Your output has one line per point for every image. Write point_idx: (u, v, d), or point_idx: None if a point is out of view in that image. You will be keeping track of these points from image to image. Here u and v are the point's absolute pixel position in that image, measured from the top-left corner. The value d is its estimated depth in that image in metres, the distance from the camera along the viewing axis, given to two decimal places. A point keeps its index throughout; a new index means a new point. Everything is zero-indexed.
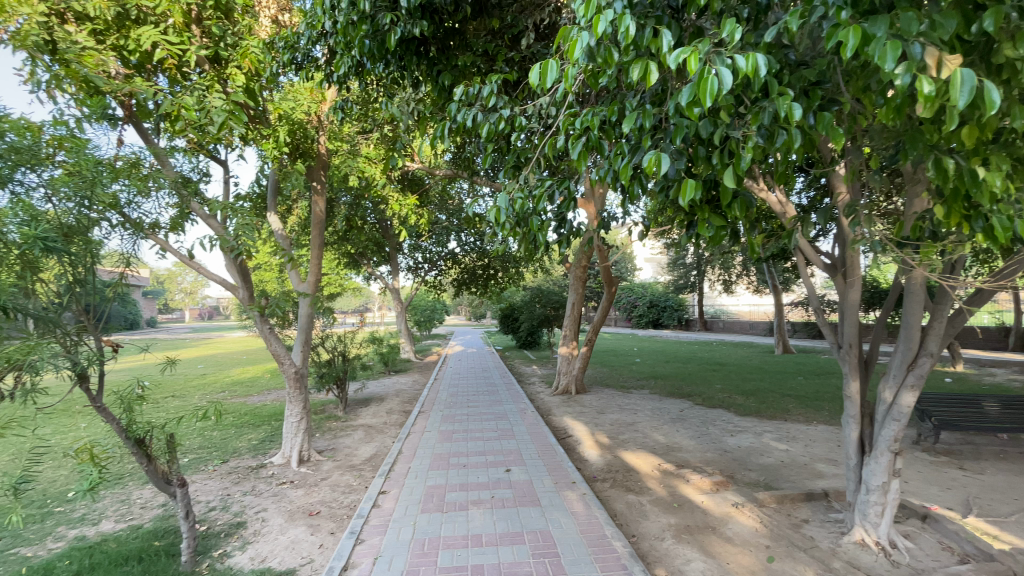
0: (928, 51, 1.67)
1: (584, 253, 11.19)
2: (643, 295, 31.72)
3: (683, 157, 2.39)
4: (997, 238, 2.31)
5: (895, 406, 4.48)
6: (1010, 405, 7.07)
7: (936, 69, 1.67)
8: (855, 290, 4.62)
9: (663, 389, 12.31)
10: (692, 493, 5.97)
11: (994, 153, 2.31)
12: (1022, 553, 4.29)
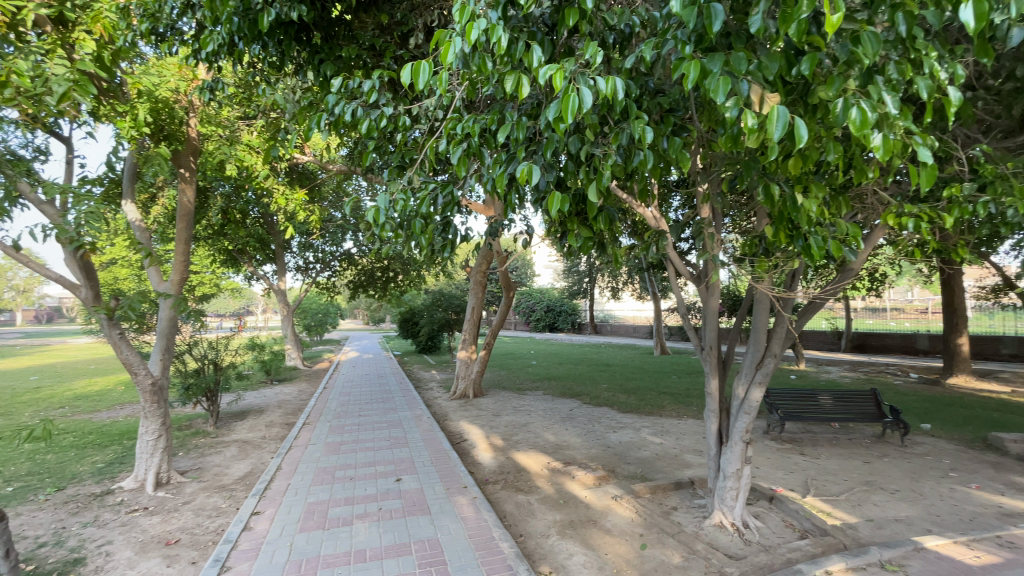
0: (752, 88, 1.90)
1: (484, 257, 11.21)
2: (540, 300, 32.77)
3: (555, 170, 2.49)
4: (813, 256, 2.69)
5: (746, 401, 5.07)
6: (840, 398, 8.23)
7: (760, 105, 1.89)
8: (715, 298, 5.11)
9: (556, 390, 12.79)
10: (577, 489, 6.24)
11: (813, 183, 2.68)
12: (845, 525, 5.06)
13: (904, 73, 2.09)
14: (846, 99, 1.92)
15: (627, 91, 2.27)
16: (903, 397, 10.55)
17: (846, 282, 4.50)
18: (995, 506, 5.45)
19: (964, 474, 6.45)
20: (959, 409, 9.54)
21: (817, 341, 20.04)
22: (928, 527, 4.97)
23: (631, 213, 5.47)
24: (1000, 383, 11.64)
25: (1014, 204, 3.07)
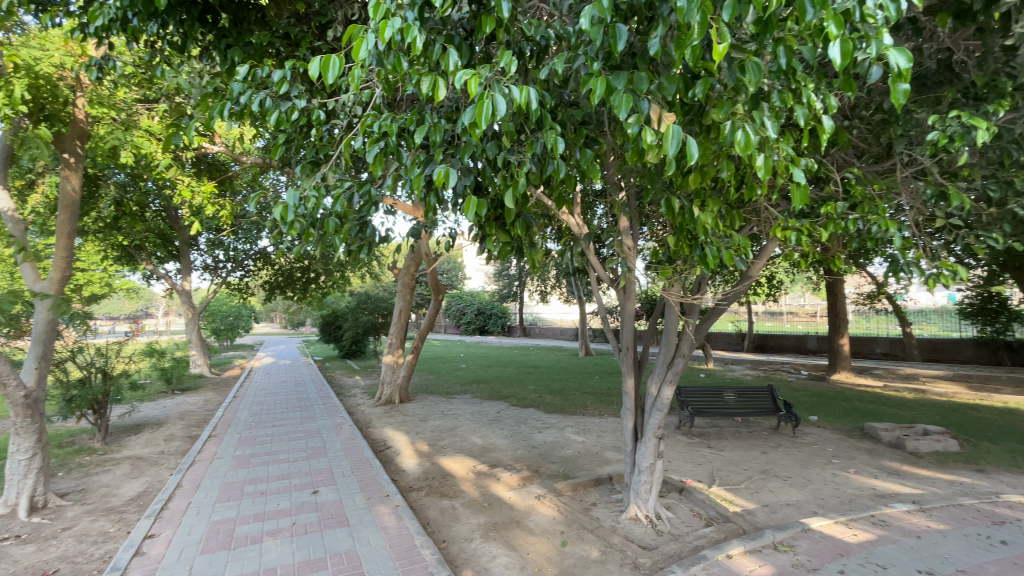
0: (652, 106, 2.03)
1: (412, 258, 10.97)
2: (470, 303, 32.63)
3: (472, 174, 2.52)
4: (708, 264, 2.93)
5: (659, 398, 5.37)
6: (742, 394, 8.97)
7: (658, 123, 2.03)
8: (632, 301, 5.28)
9: (484, 393, 12.80)
10: (501, 491, 6.27)
11: (709, 198, 2.92)
12: (745, 511, 5.51)
13: (785, 102, 2.32)
14: (733, 123, 2.11)
15: (541, 101, 2.35)
16: (795, 393, 11.70)
17: (745, 287, 4.91)
18: (867, 487, 6.18)
19: (844, 460, 7.25)
20: (841, 402, 10.73)
21: (724, 341, 21.69)
22: (814, 510, 5.53)
23: (556, 219, 5.63)
24: (873, 379, 13.25)
25: (876, 221, 3.51)
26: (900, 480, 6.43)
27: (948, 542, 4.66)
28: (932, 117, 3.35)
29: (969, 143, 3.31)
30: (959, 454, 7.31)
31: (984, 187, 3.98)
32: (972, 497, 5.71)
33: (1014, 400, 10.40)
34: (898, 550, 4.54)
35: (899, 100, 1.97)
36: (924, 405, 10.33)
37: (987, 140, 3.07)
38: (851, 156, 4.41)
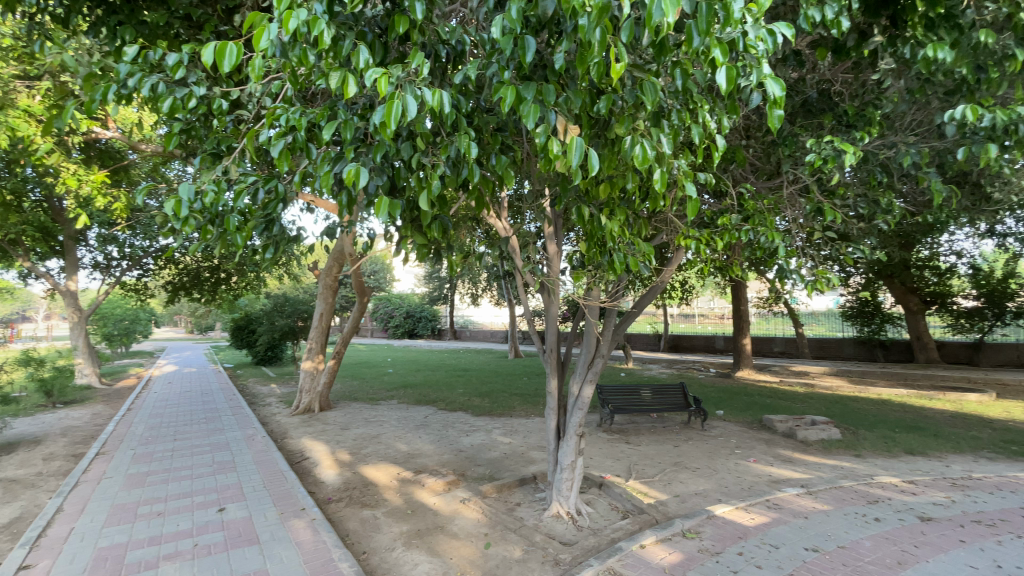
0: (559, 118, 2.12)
1: (335, 259, 10.50)
2: (399, 305, 31.81)
3: (385, 174, 2.49)
4: (615, 269, 3.11)
5: (580, 398, 5.56)
6: (657, 391, 9.51)
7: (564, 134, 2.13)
8: (556, 305, 5.31)
9: (410, 398, 12.55)
10: (426, 497, 6.18)
11: (618, 207, 3.08)
12: (658, 502, 5.84)
13: (682, 120, 2.52)
14: (634, 138, 2.25)
15: (454, 105, 2.38)
16: (705, 389, 12.59)
17: (657, 291, 5.24)
18: (765, 474, 6.78)
19: (746, 450, 7.91)
20: (744, 397, 11.70)
21: (644, 342, 22.86)
22: (719, 497, 5.98)
23: (482, 222, 5.68)
24: (772, 375, 14.58)
25: (764, 232, 3.91)
26: (792, 466, 7.12)
27: (830, 520, 5.22)
28: (810, 141, 3.77)
29: (840, 165, 3.76)
30: (841, 441, 8.23)
31: (856, 205, 4.51)
32: (850, 479, 6.45)
33: (884, 392, 11.88)
34: (789, 531, 5.01)
35: (775, 124, 2.20)
36: (814, 398, 11.53)
37: (852, 164, 3.51)
38: (748, 172, 4.83)
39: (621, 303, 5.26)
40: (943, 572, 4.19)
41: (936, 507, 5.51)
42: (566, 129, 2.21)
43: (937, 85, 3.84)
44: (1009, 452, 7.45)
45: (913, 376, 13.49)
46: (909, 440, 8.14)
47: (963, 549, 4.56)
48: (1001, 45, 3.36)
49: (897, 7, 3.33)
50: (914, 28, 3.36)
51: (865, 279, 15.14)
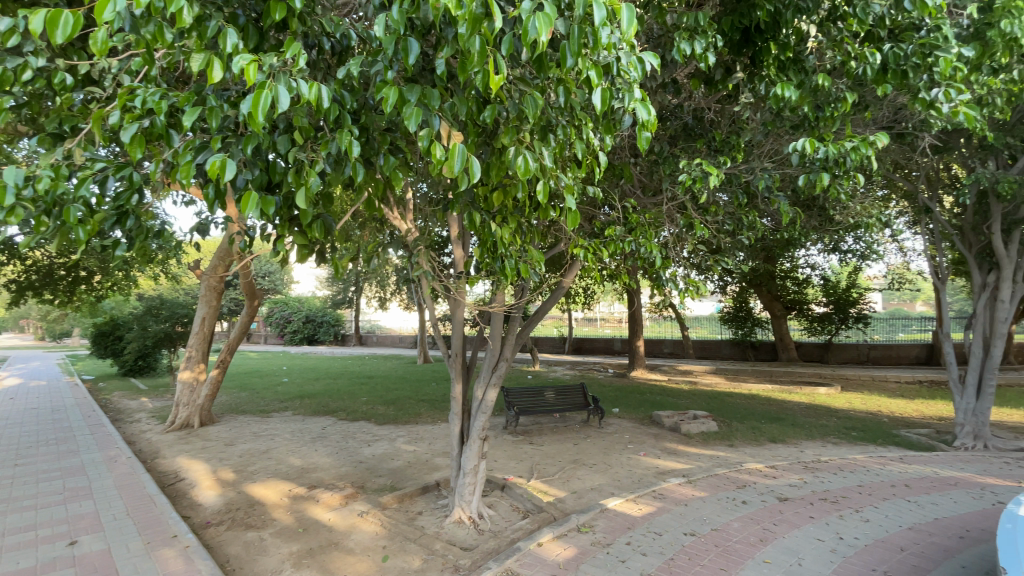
0: (440, 124, 2.17)
1: (220, 259, 9.53)
2: (298, 309, 29.70)
3: (258, 168, 2.36)
4: (506, 276, 3.22)
5: (483, 401, 5.59)
6: (560, 392, 9.85)
7: (447, 138, 2.16)
8: (461, 309, 5.36)
9: (308, 409, 11.78)
10: (320, 513, 5.81)
11: (507, 217, 3.21)
12: (557, 500, 6.04)
13: (568, 135, 2.67)
14: (517, 149, 2.34)
15: (336, 102, 2.34)
16: (604, 389, 13.31)
17: (558, 295, 5.52)
18: (653, 467, 7.31)
19: (638, 445, 8.47)
20: (639, 395, 12.54)
21: (550, 345, 23.58)
22: (612, 491, 6.32)
23: (386, 224, 5.57)
24: (663, 374, 15.77)
25: (644, 243, 4.28)
26: (677, 458, 7.75)
27: (707, 506, 5.75)
28: (683, 162, 4.19)
29: (707, 185, 4.21)
30: (718, 432, 9.12)
31: (724, 222, 5.07)
32: (724, 467, 7.17)
33: (754, 387, 13.37)
34: (672, 518, 5.44)
35: (645, 145, 2.41)
36: (697, 394, 12.65)
37: (716, 184, 3.96)
38: (636, 188, 5.22)
39: (524, 306, 5.48)
40: (794, 545, 4.79)
41: (791, 488, 6.32)
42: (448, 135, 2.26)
43: (786, 120, 4.44)
44: (847, 437, 8.76)
45: (777, 374, 15.33)
46: (772, 429, 9.24)
47: (810, 523, 5.27)
48: (833, 91, 3.97)
49: (757, 48, 3.87)
50: (769, 68, 3.87)
51: (741, 287, 16.94)
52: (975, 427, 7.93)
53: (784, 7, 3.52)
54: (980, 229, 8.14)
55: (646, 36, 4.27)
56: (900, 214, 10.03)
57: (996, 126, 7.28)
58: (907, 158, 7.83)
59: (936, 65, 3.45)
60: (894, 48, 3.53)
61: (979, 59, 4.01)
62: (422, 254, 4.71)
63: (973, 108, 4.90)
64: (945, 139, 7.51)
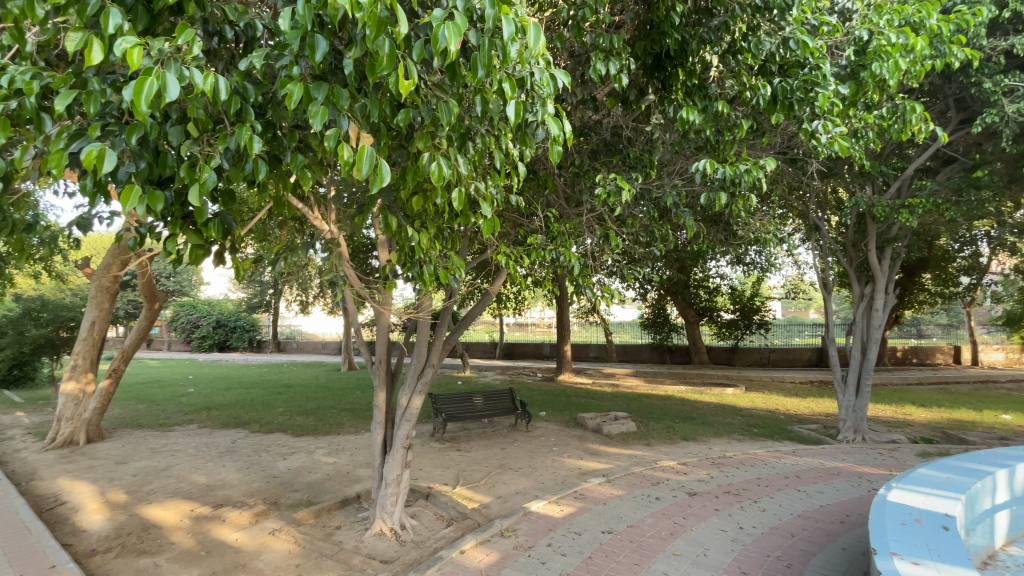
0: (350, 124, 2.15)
1: (114, 257, 8.56)
2: (208, 313, 27.33)
3: (145, 160, 2.20)
4: (424, 281, 3.20)
5: (408, 409, 5.47)
6: (489, 397, 9.82)
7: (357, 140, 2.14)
8: (386, 316, 5.25)
9: (216, 421, 10.87)
10: (225, 533, 5.37)
11: (425, 223, 3.22)
12: (482, 506, 6.03)
13: (486, 144, 2.72)
14: (432, 155, 2.35)
15: (237, 94, 2.26)
16: (531, 393, 13.50)
17: (485, 303, 5.56)
18: (576, 468, 7.52)
19: (562, 447, 8.67)
20: (565, 398, 12.84)
21: (480, 350, 23.51)
22: (536, 494, 6.42)
23: (307, 225, 5.31)
24: (588, 378, 16.28)
25: (563, 251, 4.42)
26: (598, 459, 8.03)
27: (623, 504, 6.00)
28: (599, 176, 4.42)
29: (621, 199, 4.45)
30: (637, 432, 9.56)
31: (638, 234, 5.34)
32: (641, 466, 7.54)
33: (671, 389, 14.18)
34: (591, 517, 5.63)
35: (558, 157, 2.57)
36: (618, 396, 13.18)
37: (628, 199, 4.21)
38: (560, 198, 5.36)
39: (452, 313, 5.47)
40: (701, 536, 5.13)
41: (700, 483, 6.76)
42: (358, 136, 2.23)
43: (692, 141, 4.82)
44: (749, 434, 9.53)
45: (691, 376, 16.36)
46: (685, 428, 9.85)
47: (715, 515, 5.66)
48: (732, 117, 4.36)
49: (667, 73, 4.19)
50: (677, 92, 4.18)
51: (659, 295, 17.93)
52: (855, 422, 8.95)
53: (691, 38, 3.88)
54: (859, 246, 9.18)
55: (568, 53, 4.43)
56: (795, 231, 11.11)
57: (871, 156, 8.30)
58: (800, 182, 8.72)
59: (816, 100, 3.90)
60: (783, 82, 3.94)
61: (854, 96, 4.56)
62: (347, 260, 4.58)
63: (850, 139, 5.56)
64: (831, 166, 8.45)
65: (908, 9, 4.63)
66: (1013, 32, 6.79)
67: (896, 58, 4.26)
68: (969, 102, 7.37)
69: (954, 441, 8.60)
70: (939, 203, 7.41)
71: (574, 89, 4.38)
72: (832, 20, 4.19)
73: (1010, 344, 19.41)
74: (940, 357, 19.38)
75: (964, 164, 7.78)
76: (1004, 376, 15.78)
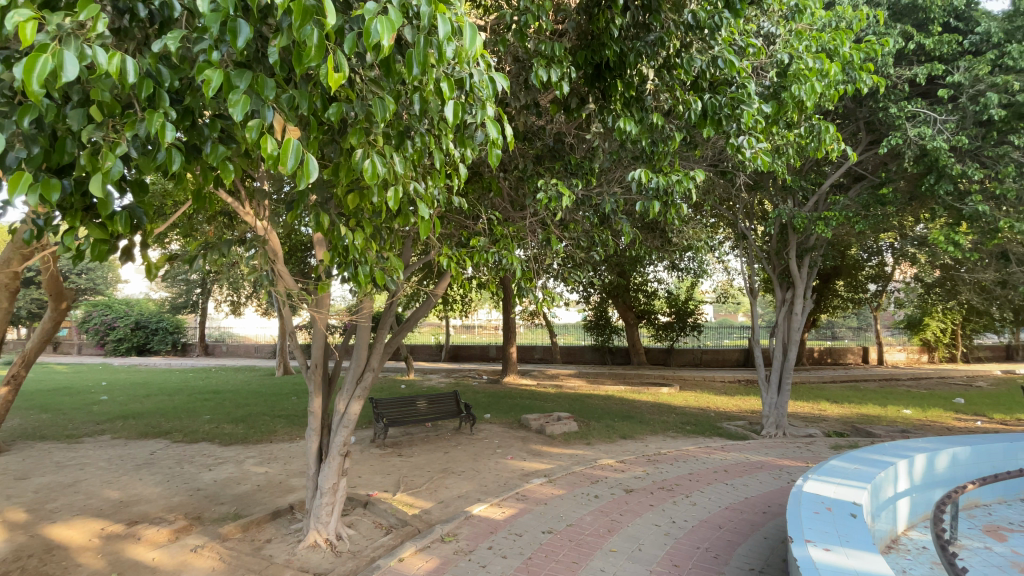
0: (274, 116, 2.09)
1: (10, 250, 7.50)
2: (126, 314, 25.07)
3: (39, 145, 2.00)
4: (359, 282, 3.10)
5: (346, 415, 5.26)
6: (433, 401, 9.62)
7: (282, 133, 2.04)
8: (324, 322, 5.03)
9: (132, 431, 9.98)
10: (140, 552, 4.91)
11: (363, 222, 3.14)
12: (422, 512, 5.91)
13: (425, 143, 2.68)
14: (366, 152, 2.29)
15: (150, 78, 2.14)
16: (476, 396, 13.44)
17: (430, 305, 5.47)
18: (519, 469, 7.55)
19: (505, 449, 8.69)
20: (510, 400, 12.88)
21: (425, 352, 23.09)
22: (478, 497, 6.38)
23: (239, 221, 5.01)
24: (533, 379, 16.42)
25: (506, 254, 4.44)
26: (541, 459, 8.11)
27: (564, 503, 6.10)
28: (541, 181, 4.47)
29: (562, 204, 4.53)
30: (578, 432, 9.76)
31: (580, 240, 5.45)
32: (581, 465, 7.70)
33: (611, 390, 14.58)
34: (532, 518, 5.66)
35: (496, 160, 2.57)
36: (561, 397, 13.39)
37: (568, 205, 4.30)
38: (504, 202, 5.36)
39: (394, 314, 5.33)
40: (636, 532, 5.29)
41: (636, 480, 7.00)
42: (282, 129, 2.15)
43: (629, 151, 4.98)
44: (683, 431, 9.99)
45: (630, 376, 16.92)
46: (624, 427, 10.17)
47: (650, 511, 5.87)
48: (666, 129, 4.57)
49: (607, 83, 4.32)
50: (616, 102, 4.32)
51: (602, 297, 18.47)
52: (777, 418, 9.60)
53: (629, 51, 4.02)
54: (781, 255, 9.85)
55: (512, 58, 4.46)
56: (725, 240, 11.78)
57: (793, 171, 8.94)
58: (730, 194, 9.27)
59: (741, 117, 4.16)
60: (712, 99, 4.16)
61: (776, 115, 4.85)
62: (280, 260, 4.38)
63: (773, 155, 5.96)
64: (757, 179, 9.03)
65: (825, 37, 5.06)
66: (915, 62, 7.55)
67: (813, 81, 4.64)
68: (878, 125, 8.09)
69: (862, 434, 9.42)
70: (850, 217, 8.12)
71: (517, 93, 4.40)
72: (757, 43, 4.47)
73: (908, 345, 21.57)
74: (851, 357, 21.24)
75: (872, 181, 8.55)
76: (903, 374, 17.51)
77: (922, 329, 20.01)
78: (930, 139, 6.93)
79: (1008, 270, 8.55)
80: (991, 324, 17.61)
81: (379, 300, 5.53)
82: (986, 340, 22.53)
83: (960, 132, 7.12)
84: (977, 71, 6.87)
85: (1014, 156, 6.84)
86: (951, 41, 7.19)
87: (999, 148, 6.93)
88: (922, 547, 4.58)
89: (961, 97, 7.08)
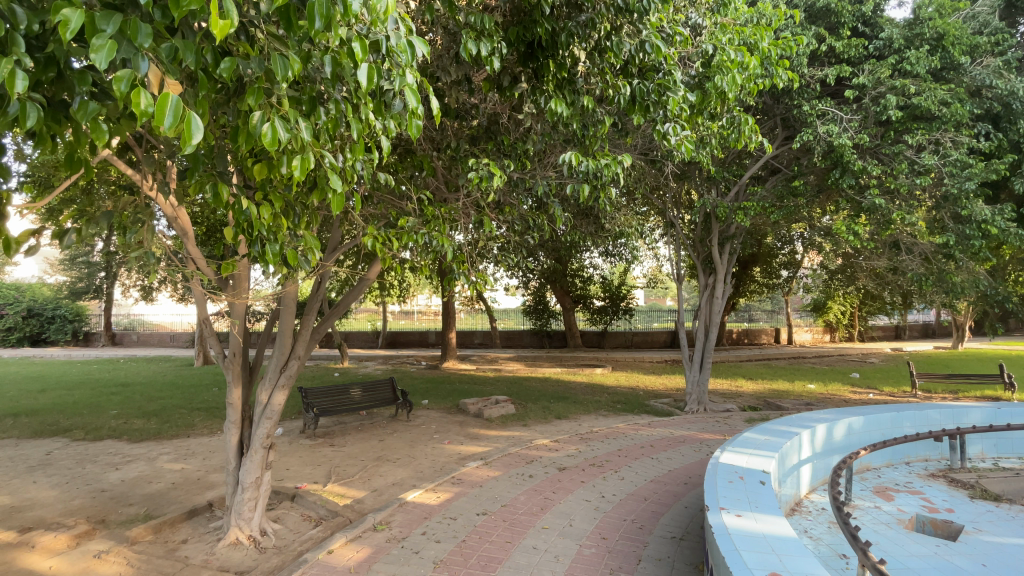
0: (151, 69, 1.89)
1: None
2: (14, 301, 22.28)
3: None
4: (266, 261, 2.89)
5: (269, 406, 4.93)
6: (367, 389, 9.29)
7: (161, 88, 1.84)
8: (241, 307, 4.61)
9: (21, 431, 8.86)
10: (34, 561, 4.37)
11: (273, 195, 2.95)
12: (355, 501, 5.71)
13: (340, 111, 2.54)
14: (266, 114, 2.10)
15: (1, 19, 1.81)
16: (413, 382, 13.23)
17: (362, 290, 5.22)
18: (455, 453, 7.51)
19: (442, 434, 8.60)
20: (448, 385, 12.78)
21: (360, 339, 22.27)
22: (413, 483, 6.26)
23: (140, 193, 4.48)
24: (472, 364, 16.40)
25: (436, 236, 4.30)
26: (477, 442, 8.11)
27: (499, 484, 6.14)
28: (472, 161, 4.34)
29: (493, 185, 4.41)
30: (515, 414, 9.87)
31: (514, 223, 5.37)
32: (517, 446, 7.78)
33: (548, 372, 14.86)
34: (468, 501, 5.65)
35: (416, 130, 2.47)
36: (500, 381, 13.47)
37: (500, 186, 4.20)
38: (438, 181, 5.17)
39: (321, 299, 5.02)
40: (568, 509, 5.42)
41: (569, 458, 7.18)
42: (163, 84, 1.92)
43: (560, 133, 4.96)
44: (614, 409, 10.39)
45: (566, 359, 17.33)
46: (559, 408, 10.41)
47: (581, 487, 6.04)
48: (596, 113, 4.59)
49: (539, 63, 4.23)
50: (548, 83, 4.25)
51: (540, 282, 18.64)
52: (699, 395, 10.16)
53: (560, 30, 3.96)
54: (705, 242, 10.38)
55: (443, 30, 4.34)
56: (654, 227, 12.24)
57: (717, 163, 9.34)
58: (659, 183, 9.62)
59: (667, 103, 4.24)
60: (641, 84, 4.18)
61: (700, 104, 4.99)
62: (190, 238, 3.97)
63: (699, 145, 6.18)
64: (685, 170, 9.43)
65: (747, 31, 5.26)
66: (827, 63, 8.10)
67: (734, 73, 4.82)
68: (792, 121, 8.65)
69: (772, 408, 10.25)
70: (766, 207, 8.69)
71: (448, 68, 4.26)
72: (682, 32, 4.57)
73: (814, 326, 23.75)
74: (765, 338, 23.04)
75: (786, 174, 9.14)
76: (808, 353, 19.24)
77: (827, 312, 21.91)
78: (837, 136, 7.49)
79: (897, 258, 9.53)
80: (882, 307, 19.63)
81: (307, 282, 5.18)
82: (878, 322, 25.21)
83: (862, 130, 7.73)
84: (879, 74, 7.47)
85: (906, 154, 7.55)
86: (858, 45, 7.72)
87: (895, 147, 7.63)
88: (820, 508, 5.05)
89: (865, 97, 7.66)
